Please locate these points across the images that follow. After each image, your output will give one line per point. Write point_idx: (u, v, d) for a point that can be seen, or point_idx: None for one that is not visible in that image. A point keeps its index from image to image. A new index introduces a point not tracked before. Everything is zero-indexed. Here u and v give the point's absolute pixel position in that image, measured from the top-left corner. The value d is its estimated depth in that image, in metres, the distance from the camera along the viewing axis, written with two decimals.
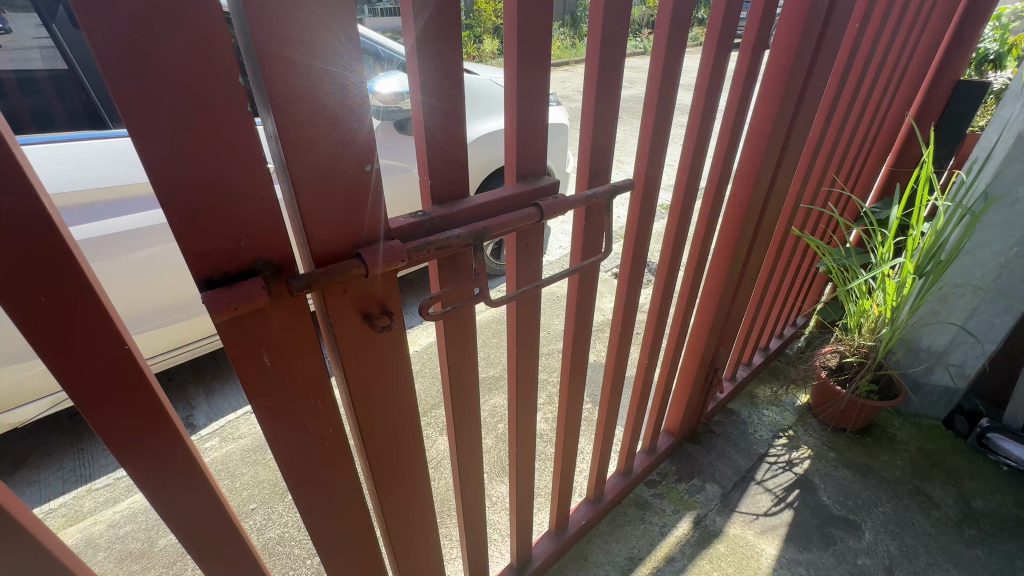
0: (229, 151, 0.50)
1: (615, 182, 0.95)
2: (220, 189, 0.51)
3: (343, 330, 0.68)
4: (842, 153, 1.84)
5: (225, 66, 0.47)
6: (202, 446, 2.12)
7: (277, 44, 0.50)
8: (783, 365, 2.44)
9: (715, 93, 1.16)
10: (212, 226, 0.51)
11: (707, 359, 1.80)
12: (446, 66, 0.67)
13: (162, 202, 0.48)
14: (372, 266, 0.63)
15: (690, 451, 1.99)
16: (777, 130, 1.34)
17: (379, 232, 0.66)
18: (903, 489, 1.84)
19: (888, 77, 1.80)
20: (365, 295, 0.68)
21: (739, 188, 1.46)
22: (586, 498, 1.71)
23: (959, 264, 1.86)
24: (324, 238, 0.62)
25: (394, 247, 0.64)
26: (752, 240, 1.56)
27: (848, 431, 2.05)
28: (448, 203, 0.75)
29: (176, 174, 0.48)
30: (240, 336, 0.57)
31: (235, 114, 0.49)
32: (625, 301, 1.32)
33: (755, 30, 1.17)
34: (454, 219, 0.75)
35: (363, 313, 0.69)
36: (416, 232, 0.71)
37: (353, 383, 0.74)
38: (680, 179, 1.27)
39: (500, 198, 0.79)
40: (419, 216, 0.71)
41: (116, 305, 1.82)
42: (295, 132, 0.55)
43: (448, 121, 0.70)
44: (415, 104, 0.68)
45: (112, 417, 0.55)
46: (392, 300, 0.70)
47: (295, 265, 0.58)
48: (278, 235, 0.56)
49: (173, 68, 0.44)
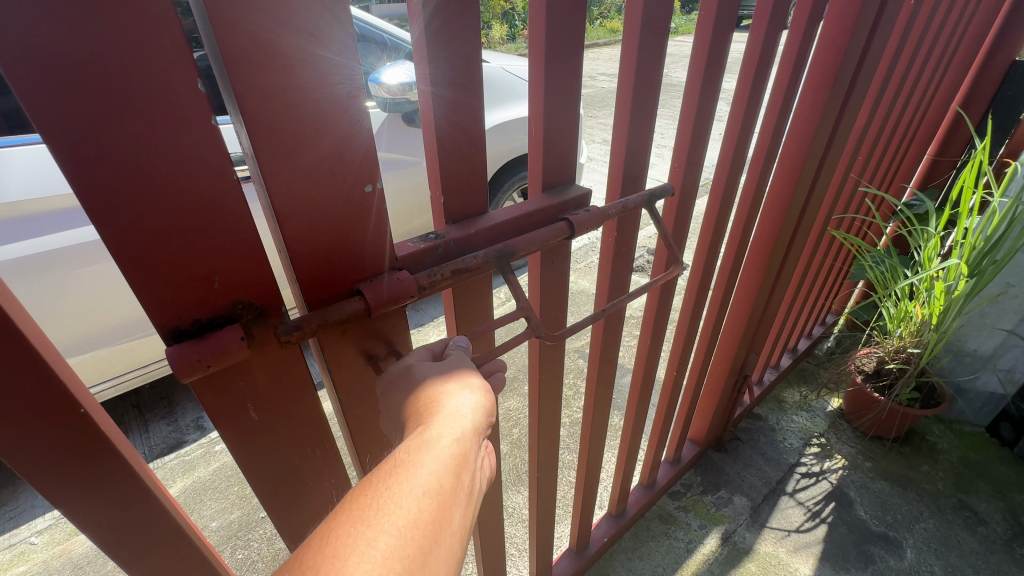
0: (184, 164, 0.40)
1: (651, 189, 0.85)
2: (175, 209, 0.41)
3: (343, 372, 0.61)
4: (886, 141, 1.70)
5: (183, 65, 0.37)
6: (213, 449, 2.06)
7: (242, 26, 0.40)
8: (812, 366, 2.32)
9: (761, 81, 1.04)
10: (168, 256, 0.42)
11: (737, 366, 1.70)
12: (460, 63, 0.57)
13: (98, 229, 0.38)
14: (377, 305, 0.55)
15: (715, 460, 1.90)
16: (824, 124, 1.22)
17: (387, 261, 0.58)
18: (946, 503, 1.72)
19: (940, 56, 1.65)
20: (368, 330, 0.61)
21: (778, 186, 1.34)
22: (607, 512, 1.62)
23: (1014, 263, 1.72)
24: (322, 267, 0.54)
25: (402, 280, 0.56)
26: (790, 241, 1.44)
27: (886, 440, 1.93)
28: (465, 222, 0.67)
29: (114, 193, 0.38)
30: (221, 395, 0.48)
31: (192, 119, 0.39)
32: (655, 309, 1.22)
33: (807, 11, 1.05)
34: (472, 241, 0.66)
35: (367, 353, 0.62)
36: (429, 258, 0.62)
37: (352, 421, 0.67)
38: (718, 176, 1.16)
39: (523, 214, 0.70)
40: (431, 239, 0.62)
41: (122, 309, 1.72)
42: (273, 136, 0.45)
43: (466, 124, 0.61)
44: (427, 108, 0.59)
45: (78, 490, 0.47)
46: (398, 336, 0.64)
47: (283, 305, 0.50)
48: (259, 267, 0.46)
49: (107, 62, 0.34)
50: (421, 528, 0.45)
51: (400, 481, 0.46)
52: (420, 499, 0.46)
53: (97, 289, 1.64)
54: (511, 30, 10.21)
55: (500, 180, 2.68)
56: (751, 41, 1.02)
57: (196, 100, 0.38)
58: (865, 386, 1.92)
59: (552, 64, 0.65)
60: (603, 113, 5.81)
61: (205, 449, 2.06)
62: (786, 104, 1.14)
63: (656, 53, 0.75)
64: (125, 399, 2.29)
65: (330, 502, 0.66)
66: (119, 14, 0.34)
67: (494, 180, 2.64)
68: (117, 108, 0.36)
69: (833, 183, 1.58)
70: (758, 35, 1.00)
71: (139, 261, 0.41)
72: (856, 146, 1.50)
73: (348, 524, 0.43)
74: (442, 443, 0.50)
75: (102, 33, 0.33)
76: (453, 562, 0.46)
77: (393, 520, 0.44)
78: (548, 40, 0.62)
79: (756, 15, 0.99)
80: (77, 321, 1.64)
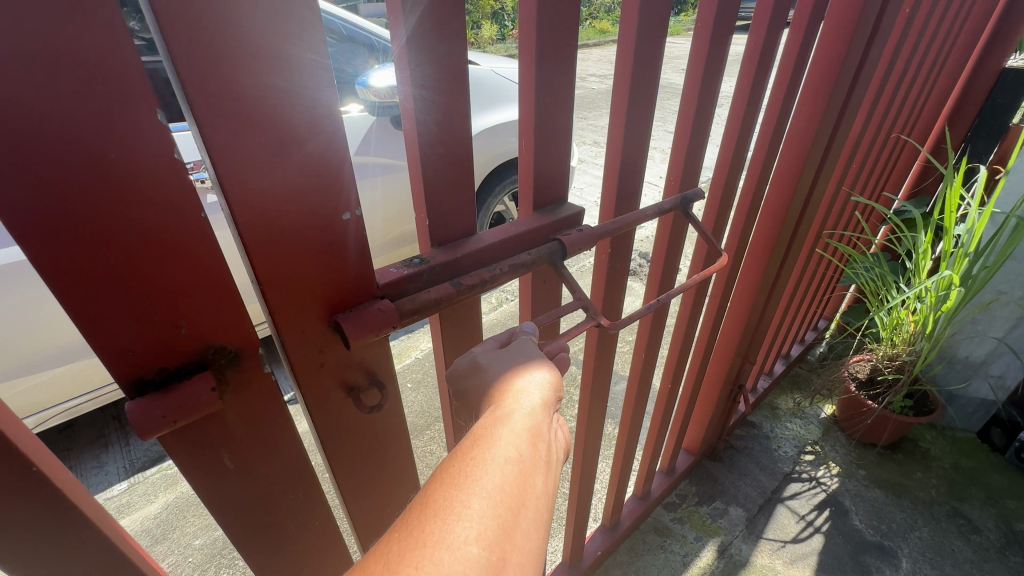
0: (134, 180, 0.35)
1: (645, 209, 0.82)
2: (125, 234, 0.36)
3: (323, 407, 0.59)
4: (880, 144, 1.69)
5: (133, 76, 0.33)
6: None
7: (197, 28, 0.36)
8: (805, 373, 2.31)
9: (759, 87, 1.03)
10: (120, 289, 0.37)
11: (732, 375, 1.68)
12: (447, 72, 0.54)
13: (35, 261, 0.33)
14: (356, 337, 0.54)
15: (710, 469, 1.88)
16: (821, 131, 1.20)
17: (370, 287, 0.56)
18: (940, 511, 1.72)
19: (934, 59, 1.64)
20: (347, 359, 0.58)
21: (775, 194, 1.33)
22: (601, 525, 1.60)
23: (1004, 270, 1.72)
24: (293, 295, 0.50)
25: (386, 310, 0.54)
26: (786, 249, 1.43)
27: (877, 445, 1.93)
28: (452, 245, 0.63)
29: (49, 210, 0.33)
30: (193, 447, 0.44)
31: (144, 132, 0.34)
32: (650, 320, 1.20)
33: (805, 18, 1.03)
34: (460, 264, 0.63)
35: (347, 386, 0.60)
36: (413, 285, 0.59)
37: (336, 457, 0.64)
38: (715, 184, 1.14)
39: (513, 236, 0.67)
40: (415, 264, 0.59)
41: None
42: (239, 150, 0.41)
43: (452, 138, 0.58)
44: (408, 122, 0.55)
45: (38, 551, 0.43)
46: (382, 368, 0.62)
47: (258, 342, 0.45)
48: (226, 298, 0.42)
49: (41, 73, 0.30)
50: (512, 489, 0.47)
51: (483, 451, 0.49)
52: (503, 465, 0.48)
53: None
54: (501, 31, 10.15)
55: (492, 183, 2.65)
56: (750, 44, 1.00)
57: (146, 105, 0.34)
58: (858, 393, 1.92)
59: (548, 72, 0.62)
60: (594, 115, 5.81)
61: None
62: (783, 110, 1.13)
63: (655, 59, 0.73)
64: (105, 411, 2.21)
65: (316, 546, 0.62)
66: (52, 12, 0.29)
67: (486, 184, 2.59)
68: (53, 122, 0.31)
69: (829, 190, 1.57)
70: (757, 39, 0.98)
71: (83, 292, 0.36)
72: (852, 152, 1.49)
73: (444, 488, 0.45)
74: (524, 409, 0.54)
75: (32, 33, 0.29)
76: (538, 523, 0.48)
77: (486, 480, 0.46)
78: (542, 49, 0.59)
79: (756, 22, 0.97)
80: (53, 333, 1.57)
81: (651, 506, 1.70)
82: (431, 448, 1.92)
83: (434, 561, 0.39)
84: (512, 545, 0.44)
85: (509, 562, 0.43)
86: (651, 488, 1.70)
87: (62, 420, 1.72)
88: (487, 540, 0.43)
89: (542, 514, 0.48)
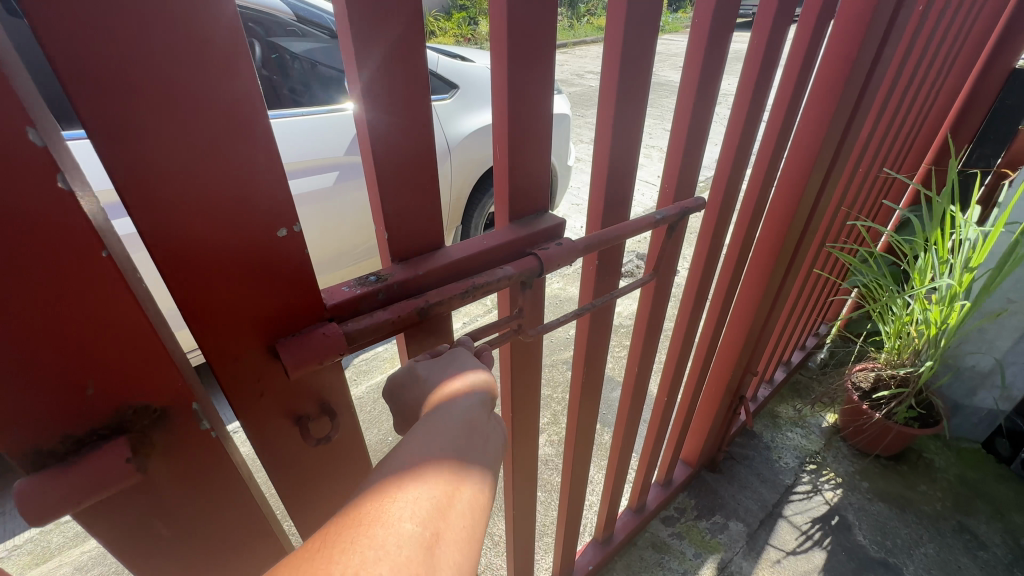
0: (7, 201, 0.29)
1: (635, 222, 0.80)
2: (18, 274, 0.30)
3: (267, 436, 0.56)
4: (886, 147, 1.63)
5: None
6: None
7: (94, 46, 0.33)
8: (805, 379, 2.26)
9: (764, 87, 0.97)
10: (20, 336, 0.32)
11: (733, 387, 1.63)
12: (405, 83, 0.51)
13: None
14: (295, 367, 0.50)
15: (709, 481, 1.83)
16: (829, 137, 1.15)
17: (315, 310, 0.52)
18: (945, 526, 1.67)
19: (943, 59, 1.58)
20: (291, 388, 0.54)
21: (779, 201, 1.27)
22: (594, 538, 1.55)
23: (1015, 276, 1.64)
24: (221, 320, 0.46)
25: (331, 336, 0.51)
26: (791, 257, 1.37)
27: (881, 457, 1.88)
28: (414, 260, 0.60)
29: None
30: (113, 509, 0.39)
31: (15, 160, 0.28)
32: (645, 331, 1.16)
33: (813, 19, 0.98)
34: (421, 282, 0.59)
35: (294, 414, 0.57)
36: (367, 305, 0.56)
37: (285, 483, 0.61)
38: (716, 191, 1.09)
39: (480, 251, 0.64)
40: (371, 283, 0.56)
41: None
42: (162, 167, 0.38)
43: (407, 155, 0.54)
44: (362, 134, 0.51)
45: None
46: (333, 394, 0.58)
47: (191, 397, 0.41)
48: (151, 347, 0.37)
49: None
50: (446, 467, 0.45)
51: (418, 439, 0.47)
52: (440, 446, 0.46)
53: None
54: None
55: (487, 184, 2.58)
56: (753, 43, 0.94)
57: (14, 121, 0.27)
58: (861, 401, 1.85)
59: None
60: (591, 112, 5.73)
61: None
62: (788, 116, 1.07)
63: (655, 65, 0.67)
64: None
65: None
66: None
67: (481, 185, 2.53)
68: None
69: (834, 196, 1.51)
70: (761, 41, 0.93)
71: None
72: (860, 156, 1.43)
73: (379, 476, 0.43)
74: (465, 399, 0.53)
75: None
76: (481, 503, 0.45)
77: (421, 464, 0.44)
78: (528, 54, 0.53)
79: (762, 23, 0.91)
80: None
81: (646, 519, 1.65)
82: None
83: (366, 536, 0.37)
84: (447, 520, 0.41)
85: (445, 539, 0.40)
86: (647, 501, 1.65)
87: None
88: (419, 516, 0.40)
89: (483, 493, 0.46)
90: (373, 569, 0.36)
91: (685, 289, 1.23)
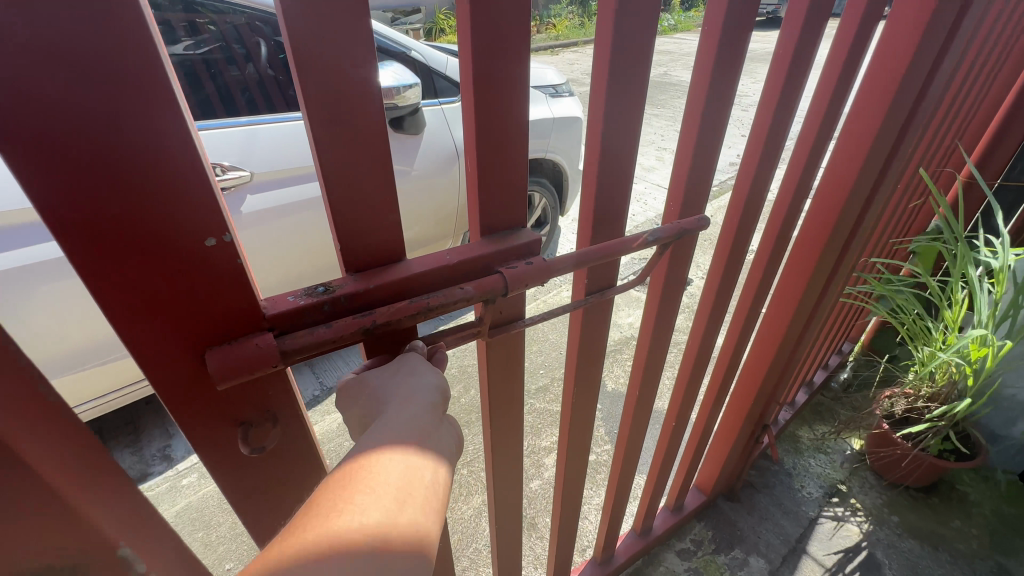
0: None
1: (624, 239, 0.71)
2: None
3: (208, 440, 0.55)
4: (923, 162, 1.54)
5: None
6: (180, 483, 1.95)
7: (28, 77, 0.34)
8: (829, 402, 2.15)
9: (790, 100, 0.89)
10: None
11: (756, 415, 1.54)
12: (354, 80, 0.47)
13: None
14: (224, 375, 0.48)
15: (727, 511, 1.73)
16: (870, 159, 1.05)
17: (253, 318, 0.50)
18: (982, 568, 1.57)
19: (988, 70, 1.48)
20: (240, 393, 0.54)
21: (810, 224, 1.19)
22: (593, 557, 1.49)
23: None
24: (155, 326, 0.46)
25: (264, 346, 0.48)
26: (826, 281, 1.27)
27: (910, 488, 1.78)
28: (368, 272, 0.56)
29: None
30: None
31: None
32: (657, 359, 1.10)
33: (852, 36, 0.89)
34: (374, 296, 0.55)
35: (239, 421, 0.56)
36: (311, 318, 0.52)
37: (238, 483, 0.61)
38: (732, 216, 1.02)
39: (443, 265, 0.59)
40: (317, 294, 0.52)
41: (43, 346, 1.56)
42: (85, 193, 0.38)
43: (347, 162, 0.50)
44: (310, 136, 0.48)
45: None
46: (279, 403, 0.58)
47: (118, 544, 0.47)
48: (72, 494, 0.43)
49: None
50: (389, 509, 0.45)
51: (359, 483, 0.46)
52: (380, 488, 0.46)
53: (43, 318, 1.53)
54: None
55: None
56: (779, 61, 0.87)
57: None
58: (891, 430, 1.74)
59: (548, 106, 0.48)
60: None
61: (172, 484, 1.95)
62: (818, 136, 1.00)
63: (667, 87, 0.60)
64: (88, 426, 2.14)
65: None
66: None
67: None
68: None
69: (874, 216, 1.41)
70: (786, 59, 0.86)
71: None
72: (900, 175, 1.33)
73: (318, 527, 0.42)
74: (418, 402, 0.54)
75: None
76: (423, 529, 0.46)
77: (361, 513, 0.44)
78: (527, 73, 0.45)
79: (793, 40, 0.84)
80: None
81: (652, 546, 1.58)
82: None
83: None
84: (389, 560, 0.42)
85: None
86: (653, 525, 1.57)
87: None
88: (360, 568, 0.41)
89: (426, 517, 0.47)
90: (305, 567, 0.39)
91: (701, 314, 1.16)
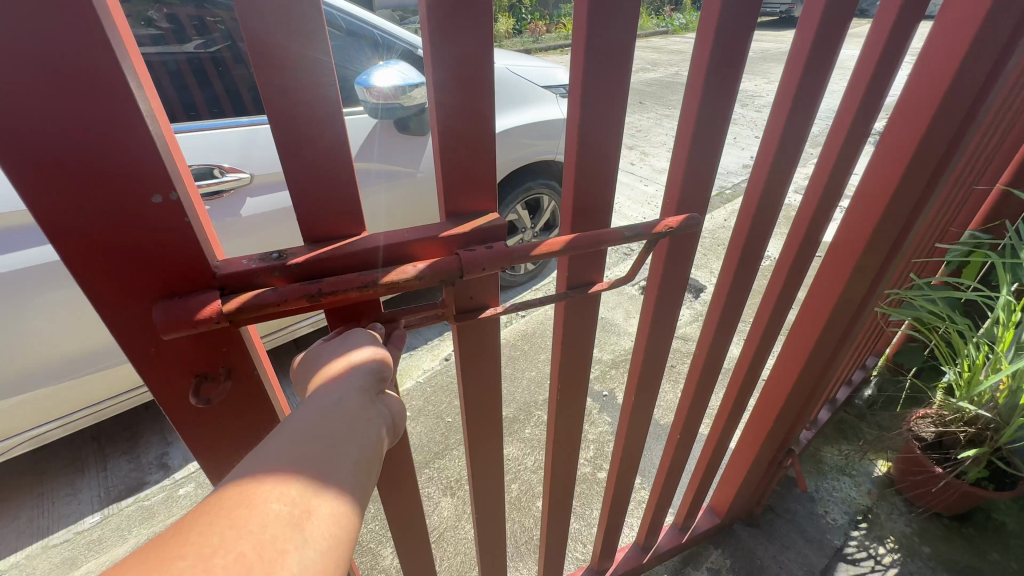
0: None
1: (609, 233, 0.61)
2: None
3: (160, 389, 0.54)
4: (968, 168, 1.41)
5: None
6: (177, 492, 1.88)
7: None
8: (852, 419, 2.04)
9: (817, 101, 0.80)
10: None
11: (778, 437, 1.44)
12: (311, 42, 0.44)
13: None
14: (166, 326, 0.47)
15: (745, 539, 1.63)
16: (918, 167, 0.94)
17: (203, 276, 0.49)
18: None
19: None
20: (198, 347, 0.53)
21: (844, 237, 1.08)
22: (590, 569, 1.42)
23: None
24: (111, 281, 0.46)
25: (209, 302, 0.47)
26: (863, 299, 1.16)
27: (943, 516, 1.67)
28: (327, 242, 0.54)
29: None
30: None
31: None
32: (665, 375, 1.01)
33: (892, 26, 0.78)
34: (327, 266, 0.53)
35: (194, 374, 0.55)
36: (264, 280, 0.51)
37: (192, 434, 0.60)
38: (740, 225, 0.93)
39: (402, 241, 0.55)
40: (270, 258, 0.51)
41: (28, 353, 1.49)
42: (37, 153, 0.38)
43: (301, 129, 0.47)
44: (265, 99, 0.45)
45: None
46: (240, 362, 0.57)
47: None
48: None
49: None
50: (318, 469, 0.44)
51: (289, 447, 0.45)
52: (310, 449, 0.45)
53: (29, 326, 1.46)
54: (520, 24, 9.93)
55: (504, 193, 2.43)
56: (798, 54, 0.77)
57: None
58: (924, 455, 1.62)
59: None
60: None
61: (167, 494, 1.87)
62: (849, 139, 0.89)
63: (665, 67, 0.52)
64: (85, 431, 2.09)
65: None
66: None
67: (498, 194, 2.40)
68: None
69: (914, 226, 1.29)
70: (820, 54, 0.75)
71: None
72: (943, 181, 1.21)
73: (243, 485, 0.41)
74: (344, 384, 0.51)
75: None
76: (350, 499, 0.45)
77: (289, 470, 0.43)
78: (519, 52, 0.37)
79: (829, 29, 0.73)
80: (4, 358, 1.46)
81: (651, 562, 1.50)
82: (427, 490, 1.86)
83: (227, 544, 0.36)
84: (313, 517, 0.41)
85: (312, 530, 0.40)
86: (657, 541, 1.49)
87: (29, 449, 1.64)
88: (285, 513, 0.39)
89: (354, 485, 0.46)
90: (232, 547, 0.36)
91: (717, 331, 1.07)
